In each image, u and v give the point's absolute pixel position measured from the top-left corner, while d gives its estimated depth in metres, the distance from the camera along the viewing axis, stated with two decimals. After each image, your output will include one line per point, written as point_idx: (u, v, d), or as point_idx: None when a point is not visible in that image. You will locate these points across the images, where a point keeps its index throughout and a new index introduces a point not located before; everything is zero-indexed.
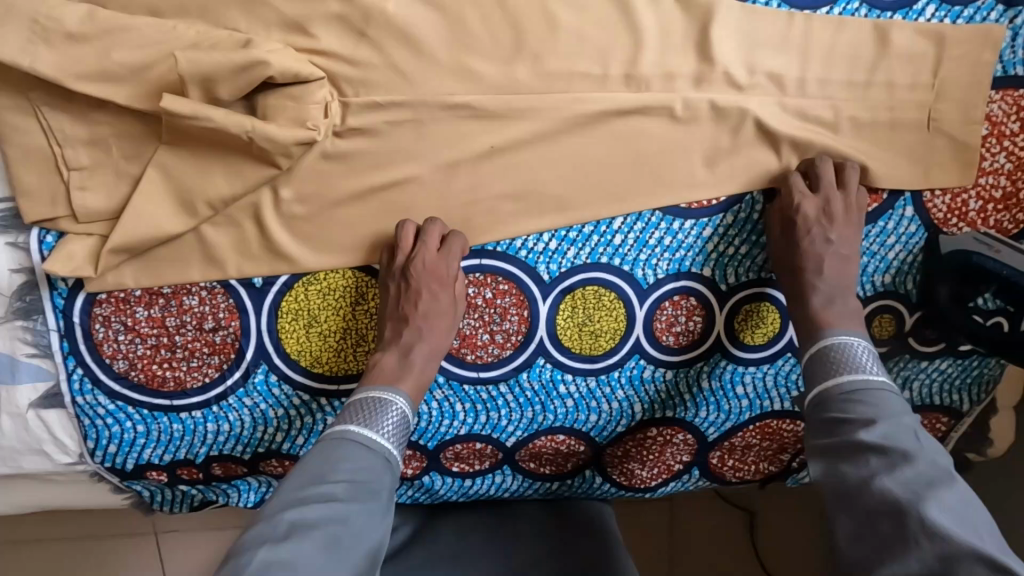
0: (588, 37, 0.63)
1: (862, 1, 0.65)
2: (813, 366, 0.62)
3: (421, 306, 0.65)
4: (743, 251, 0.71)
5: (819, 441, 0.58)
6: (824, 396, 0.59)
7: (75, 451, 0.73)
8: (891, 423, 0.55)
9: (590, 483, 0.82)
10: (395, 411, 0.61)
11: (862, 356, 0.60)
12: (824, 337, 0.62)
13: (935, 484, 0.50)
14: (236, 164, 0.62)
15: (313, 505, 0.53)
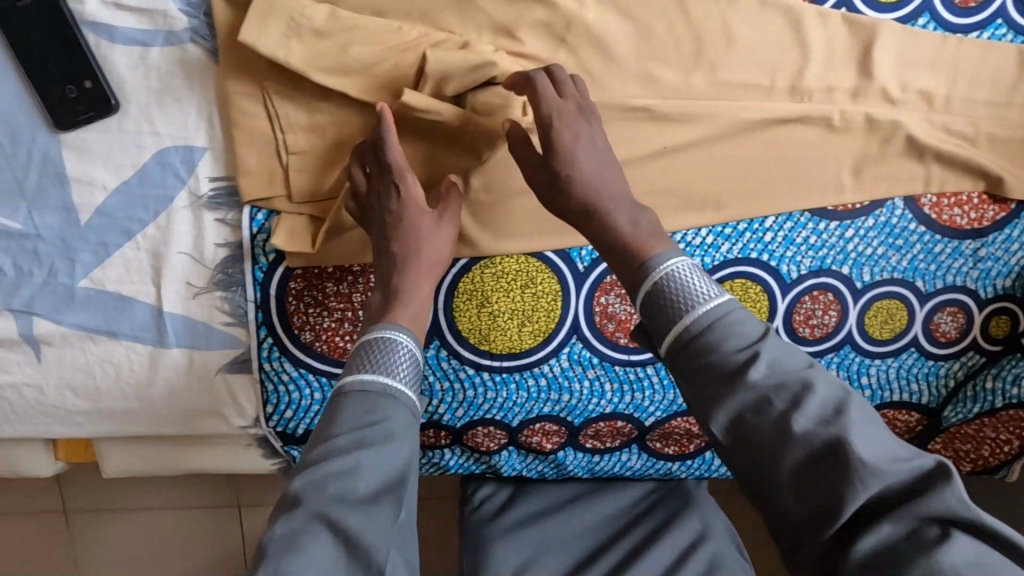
0: (763, 50, 0.69)
1: (1010, 27, 0.70)
2: (650, 307, 0.58)
3: (394, 228, 0.65)
4: (880, 252, 0.77)
5: (705, 385, 0.54)
6: (684, 340, 0.56)
7: (251, 415, 0.79)
8: (766, 349, 0.54)
9: (708, 464, 0.89)
10: (402, 351, 0.61)
11: (691, 282, 0.57)
12: (652, 271, 0.59)
13: (841, 401, 0.51)
14: (440, 154, 0.70)
15: (321, 463, 0.55)
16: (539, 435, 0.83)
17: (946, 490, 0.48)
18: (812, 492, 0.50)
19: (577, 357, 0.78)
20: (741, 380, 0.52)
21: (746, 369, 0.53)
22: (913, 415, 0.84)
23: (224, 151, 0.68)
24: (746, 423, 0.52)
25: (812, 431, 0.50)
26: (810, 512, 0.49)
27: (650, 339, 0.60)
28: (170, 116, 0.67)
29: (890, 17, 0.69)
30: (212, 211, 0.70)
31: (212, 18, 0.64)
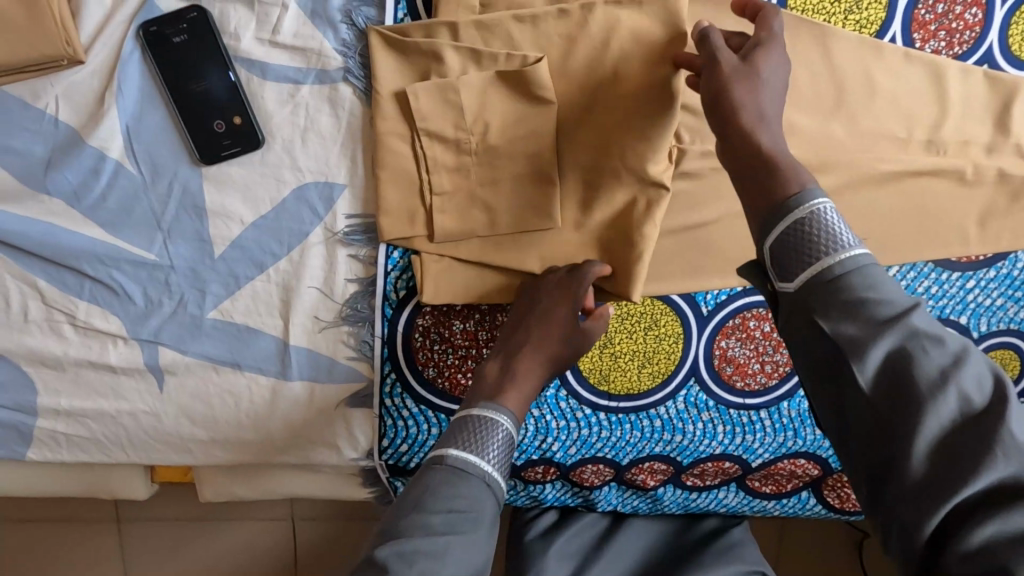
0: (902, 103, 0.70)
1: None
2: (793, 242, 0.47)
3: (536, 312, 0.66)
4: (998, 303, 0.77)
5: (847, 332, 0.43)
6: (829, 279, 0.45)
7: (364, 448, 0.78)
8: (926, 305, 0.44)
9: (803, 502, 0.87)
10: (501, 433, 0.58)
11: (842, 223, 0.47)
12: (799, 202, 0.47)
13: (1000, 374, 0.42)
14: (580, 200, 0.68)
15: (412, 539, 0.51)
16: (646, 473, 0.82)
17: None
18: (950, 460, 0.40)
19: (693, 400, 0.78)
20: (897, 327, 0.42)
21: (906, 318, 0.43)
22: None
23: (365, 189, 0.68)
24: (888, 374, 0.42)
25: (973, 398, 0.41)
26: (946, 481, 0.39)
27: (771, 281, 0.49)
28: (313, 152, 0.67)
29: None
30: (346, 247, 0.70)
31: (368, 58, 0.65)
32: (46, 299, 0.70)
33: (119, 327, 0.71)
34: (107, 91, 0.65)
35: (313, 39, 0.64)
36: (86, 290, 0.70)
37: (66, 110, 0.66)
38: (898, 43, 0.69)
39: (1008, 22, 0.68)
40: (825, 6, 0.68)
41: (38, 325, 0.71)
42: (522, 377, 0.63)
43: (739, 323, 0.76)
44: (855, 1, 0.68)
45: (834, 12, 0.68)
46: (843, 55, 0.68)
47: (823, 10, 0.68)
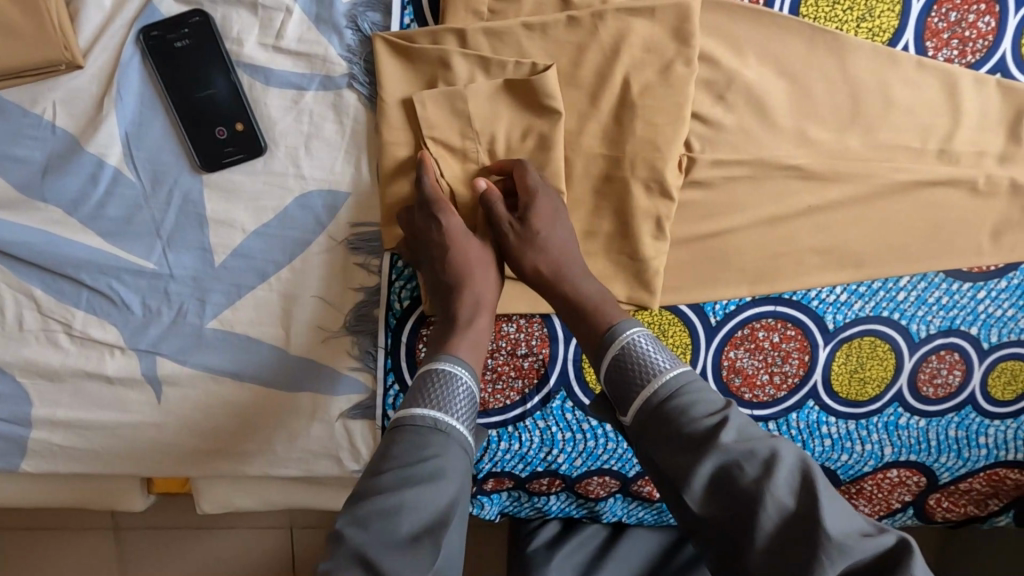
0: (915, 112, 0.69)
1: None
2: (619, 374, 0.58)
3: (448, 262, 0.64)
4: (1009, 314, 0.76)
5: (676, 452, 0.54)
6: (651, 406, 0.56)
7: (366, 460, 0.76)
8: (735, 416, 0.55)
9: None
10: (461, 386, 0.59)
11: (651, 351, 0.58)
12: (616, 336, 0.59)
13: (809, 466, 0.52)
14: (587, 210, 0.67)
15: (367, 500, 0.53)
16: (652, 485, 0.81)
17: (911, 565, 0.48)
18: (784, 566, 0.49)
19: None
20: (713, 446, 0.53)
21: (716, 434, 0.53)
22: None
23: (370, 197, 0.67)
24: (720, 486, 0.53)
25: (790, 504, 0.51)
26: None
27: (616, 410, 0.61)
28: (316, 160, 0.66)
29: None
30: (350, 256, 0.69)
31: (373, 65, 0.63)
32: (42, 309, 0.69)
33: (117, 337, 0.69)
34: (106, 97, 0.64)
35: (318, 45, 0.63)
36: (83, 299, 0.68)
37: (64, 116, 0.65)
38: (911, 52, 0.67)
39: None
40: (837, 14, 0.66)
41: (34, 335, 0.69)
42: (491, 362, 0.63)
43: (748, 333, 0.75)
44: (868, 9, 0.66)
45: (846, 20, 0.66)
46: (856, 64, 0.67)
47: (835, 17, 0.66)
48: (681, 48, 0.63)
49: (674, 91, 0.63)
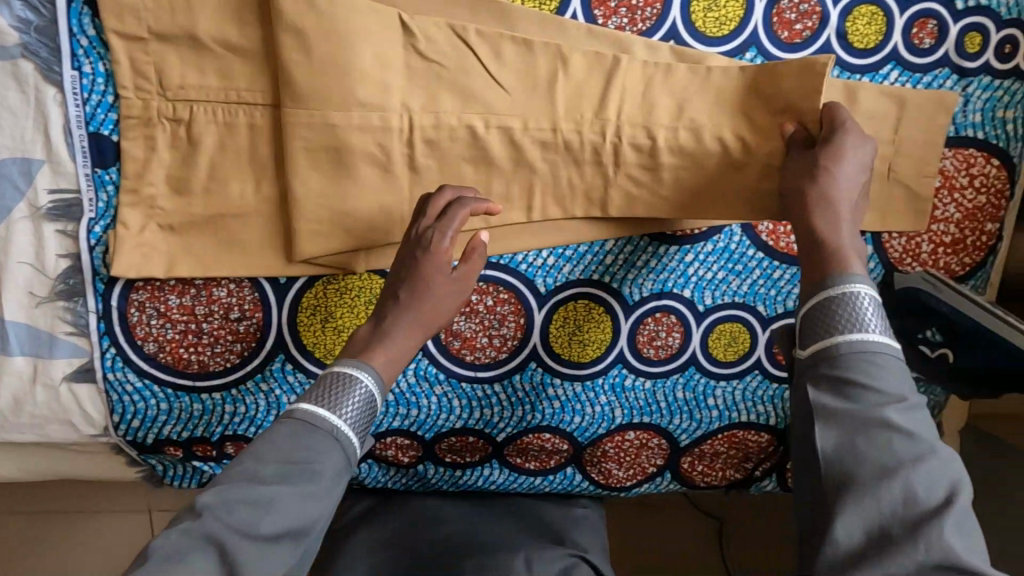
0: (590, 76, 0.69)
1: (834, 63, 0.72)
2: (818, 317, 0.55)
3: (409, 269, 0.65)
4: (721, 277, 0.78)
5: (830, 404, 0.51)
6: (836, 354, 0.53)
7: (101, 425, 0.79)
8: (908, 403, 0.50)
9: (570, 479, 0.88)
10: (360, 390, 0.58)
11: (869, 309, 0.53)
12: (840, 284, 0.55)
13: (959, 481, 0.48)
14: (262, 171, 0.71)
15: (235, 485, 0.52)
16: (393, 449, 0.84)
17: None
18: (869, 545, 0.47)
19: (423, 373, 0.80)
20: (891, 423, 0.49)
21: (885, 407, 0.50)
22: (763, 435, 0.87)
23: (61, 164, 0.70)
24: (846, 453, 0.50)
25: (920, 495, 0.47)
26: (873, 559, 0.46)
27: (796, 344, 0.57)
28: (5, 127, 0.68)
29: (718, 51, 0.71)
30: (52, 223, 0.71)
31: (46, 36, 0.66)
32: None
33: None
34: None
35: None
36: None
37: None
38: (579, 19, 0.69)
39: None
40: None
41: None
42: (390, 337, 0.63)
43: None
44: None
45: None
46: (524, 32, 0.69)
47: None
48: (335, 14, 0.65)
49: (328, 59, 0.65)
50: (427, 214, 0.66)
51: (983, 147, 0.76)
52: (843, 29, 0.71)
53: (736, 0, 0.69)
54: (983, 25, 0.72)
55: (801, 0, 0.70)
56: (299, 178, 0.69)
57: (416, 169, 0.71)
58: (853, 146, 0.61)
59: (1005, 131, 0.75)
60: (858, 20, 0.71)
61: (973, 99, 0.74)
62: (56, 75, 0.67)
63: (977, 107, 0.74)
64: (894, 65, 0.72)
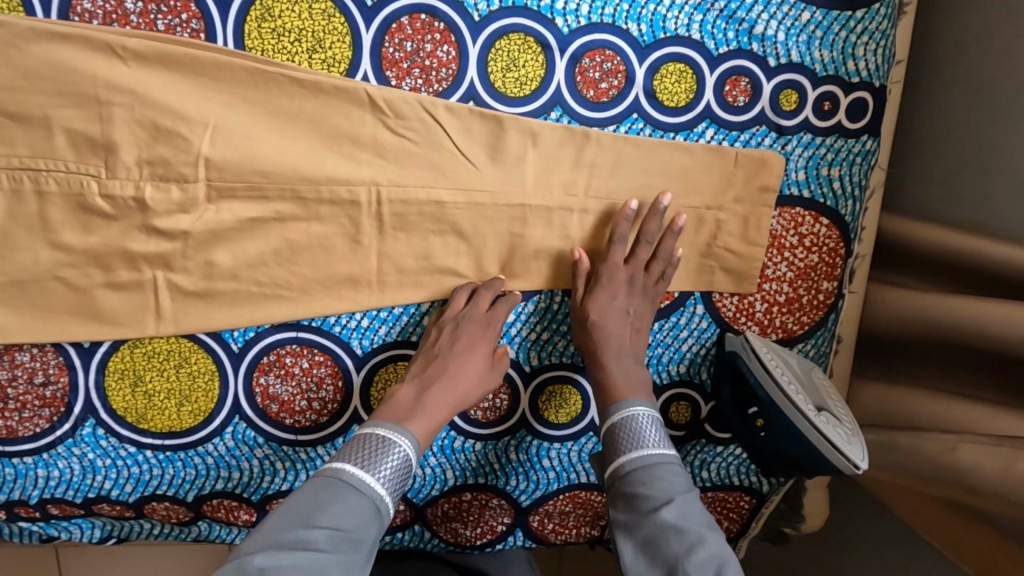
0: (387, 141, 0.68)
1: (645, 121, 0.70)
2: (610, 444, 0.67)
3: (459, 348, 0.70)
4: (546, 337, 0.77)
5: (624, 517, 0.63)
6: (622, 476, 0.65)
7: None
8: (681, 502, 0.61)
9: (419, 537, 0.85)
10: (397, 455, 0.62)
11: (645, 430, 0.66)
12: (619, 410, 0.67)
13: (728, 565, 0.57)
14: (54, 237, 0.69)
15: (292, 556, 0.55)
16: (224, 511, 0.81)
17: None
18: None
19: (242, 436, 0.77)
20: (661, 524, 0.60)
21: (660, 510, 0.61)
22: (608, 495, 0.84)
23: None
24: (646, 554, 0.61)
25: None
26: None
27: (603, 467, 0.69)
28: None
29: (521, 111, 0.69)
30: None
31: None
32: None
33: None
34: None
35: None
36: None
37: None
38: (370, 81, 0.67)
39: (485, 59, 0.67)
40: (284, 46, 0.66)
41: None
42: (418, 405, 0.67)
43: (275, 360, 0.75)
44: (317, 40, 0.66)
45: (295, 52, 0.66)
46: (311, 99, 0.67)
47: (283, 49, 0.66)
48: (113, 83, 0.64)
49: (107, 127, 0.65)
50: (482, 300, 0.72)
51: (809, 206, 0.73)
52: (651, 87, 0.69)
53: (537, 60, 0.68)
54: (799, 82, 0.70)
55: (603, 59, 0.68)
56: (92, 240, 0.69)
57: (214, 234, 0.70)
58: (627, 292, 0.72)
59: (831, 189, 0.73)
60: (665, 78, 0.69)
61: (794, 157, 0.71)
62: None
63: (800, 164, 0.72)
64: (710, 123, 0.70)
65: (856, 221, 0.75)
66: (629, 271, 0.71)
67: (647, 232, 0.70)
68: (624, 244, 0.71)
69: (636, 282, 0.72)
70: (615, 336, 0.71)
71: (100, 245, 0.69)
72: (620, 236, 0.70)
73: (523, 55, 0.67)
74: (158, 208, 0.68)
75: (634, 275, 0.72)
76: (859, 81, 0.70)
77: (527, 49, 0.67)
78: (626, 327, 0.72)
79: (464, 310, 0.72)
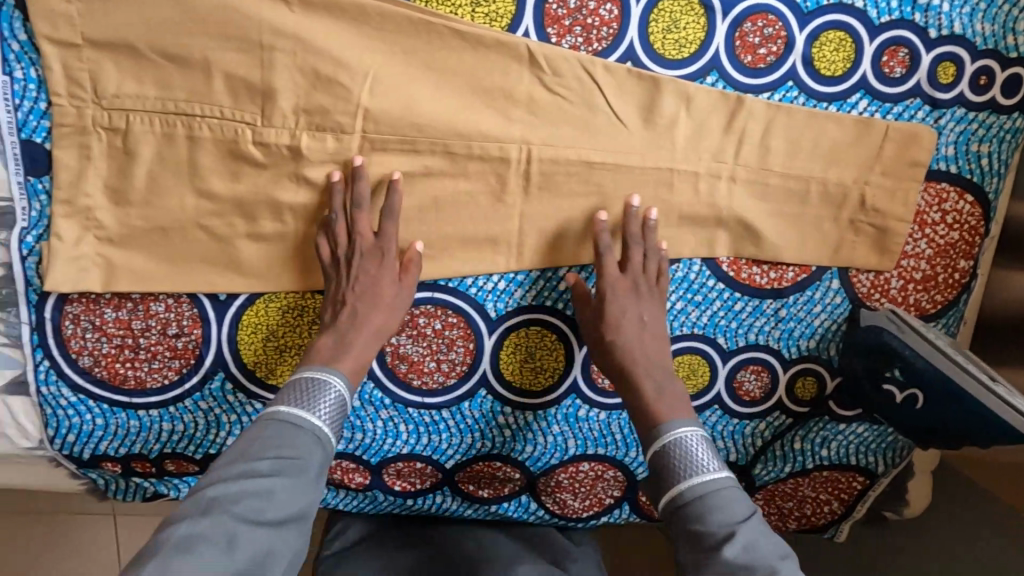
0: (542, 98, 0.68)
1: (800, 90, 0.69)
2: (658, 469, 0.62)
3: (362, 283, 0.67)
4: (678, 306, 0.76)
5: (688, 556, 0.57)
6: (677, 507, 0.59)
7: (36, 437, 0.77)
8: (745, 532, 0.55)
9: (525, 508, 0.84)
10: (332, 393, 0.61)
11: (698, 453, 0.61)
12: (662, 434, 0.63)
13: None
14: (203, 184, 0.68)
15: (232, 484, 0.53)
16: (340, 473, 0.80)
17: None
18: None
19: (368, 397, 0.76)
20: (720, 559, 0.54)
21: (722, 546, 0.54)
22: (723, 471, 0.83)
23: None
24: None
25: None
26: None
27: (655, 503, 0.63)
28: None
29: (677, 74, 0.68)
30: None
31: None
32: None
33: None
34: None
35: None
36: None
37: None
38: (532, 37, 0.67)
39: (647, 19, 0.67)
40: None
41: None
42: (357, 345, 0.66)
43: (408, 319, 0.74)
44: None
45: (459, 5, 0.66)
46: (473, 53, 0.66)
47: (447, 1, 0.66)
48: (281, 27, 0.63)
49: (269, 73, 0.64)
50: (337, 236, 0.67)
51: (955, 181, 0.73)
52: (810, 55, 0.68)
53: (698, 22, 0.67)
54: (957, 55, 0.69)
55: (765, 24, 0.67)
56: (241, 189, 0.68)
57: None
58: (637, 300, 0.70)
59: (979, 166, 0.72)
60: (825, 46, 0.68)
61: (946, 132, 0.71)
62: None
63: (950, 139, 0.71)
64: (864, 94, 0.70)
65: (999, 200, 0.74)
66: (629, 276, 0.70)
67: (630, 233, 0.70)
68: (610, 250, 0.70)
69: (641, 287, 0.71)
70: (641, 351, 0.69)
71: (248, 194, 0.68)
72: (606, 247, 0.70)
73: (685, 17, 0.67)
74: (311, 158, 0.67)
75: (635, 281, 0.70)
76: (1017, 57, 0.69)
77: (689, 10, 0.67)
78: (647, 336, 0.70)
79: (350, 245, 0.67)
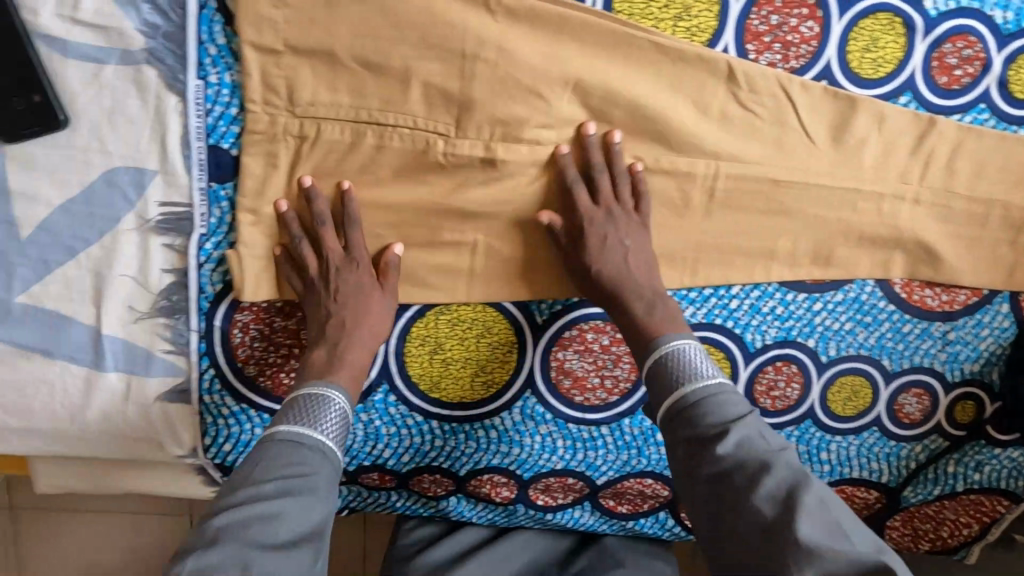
0: (735, 114, 0.67)
1: (992, 112, 0.68)
2: (654, 380, 0.59)
3: (344, 295, 0.65)
4: (847, 327, 0.74)
5: (677, 461, 0.55)
6: (669, 412, 0.57)
7: (189, 445, 0.75)
8: (740, 430, 0.53)
9: (660, 523, 0.84)
10: (335, 408, 0.59)
11: (693, 361, 0.58)
12: (659, 347, 0.60)
13: (809, 489, 0.50)
14: (386, 194, 0.67)
15: (243, 508, 0.51)
16: (488, 486, 0.79)
17: None
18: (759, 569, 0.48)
19: (530, 412, 0.75)
20: (715, 459, 0.52)
21: (715, 444, 0.53)
22: (872, 491, 0.82)
23: (168, 174, 0.65)
24: (710, 499, 0.52)
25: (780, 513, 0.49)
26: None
27: (653, 413, 0.60)
28: (121, 136, 0.64)
29: (871, 94, 0.67)
30: (160, 237, 0.68)
31: (170, 41, 0.62)
32: None
33: None
34: None
35: (113, 18, 0.61)
36: None
37: None
38: (732, 54, 0.65)
39: (847, 37, 0.66)
40: (651, 11, 0.64)
41: None
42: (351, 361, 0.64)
43: (576, 334, 0.73)
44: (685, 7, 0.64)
45: (661, 18, 0.64)
46: (672, 68, 0.65)
47: (650, 14, 0.64)
48: (486, 38, 0.62)
49: (468, 83, 0.63)
50: (304, 258, 0.66)
51: None
52: (1005, 77, 0.67)
53: (897, 41, 0.66)
54: None
55: (965, 45, 0.66)
56: (425, 199, 0.67)
57: (547, 201, 0.68)
58: (628, 225, 0.66)
59: None
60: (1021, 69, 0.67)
61: None
62: (180, 84, 0.63)
63: None
64: None
65: None
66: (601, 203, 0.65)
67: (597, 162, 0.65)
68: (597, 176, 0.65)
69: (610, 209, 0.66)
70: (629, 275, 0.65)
71: (431, 205, 0.67)
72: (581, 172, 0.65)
73: (885, 36, 0.66)
74: (501, 171, 0.66)
75: (617, 206, 0.66)
76: None
77: (890, 29, 0.66)
78: (632, 262, 0.66)
79: (320, 265, 0.66)
